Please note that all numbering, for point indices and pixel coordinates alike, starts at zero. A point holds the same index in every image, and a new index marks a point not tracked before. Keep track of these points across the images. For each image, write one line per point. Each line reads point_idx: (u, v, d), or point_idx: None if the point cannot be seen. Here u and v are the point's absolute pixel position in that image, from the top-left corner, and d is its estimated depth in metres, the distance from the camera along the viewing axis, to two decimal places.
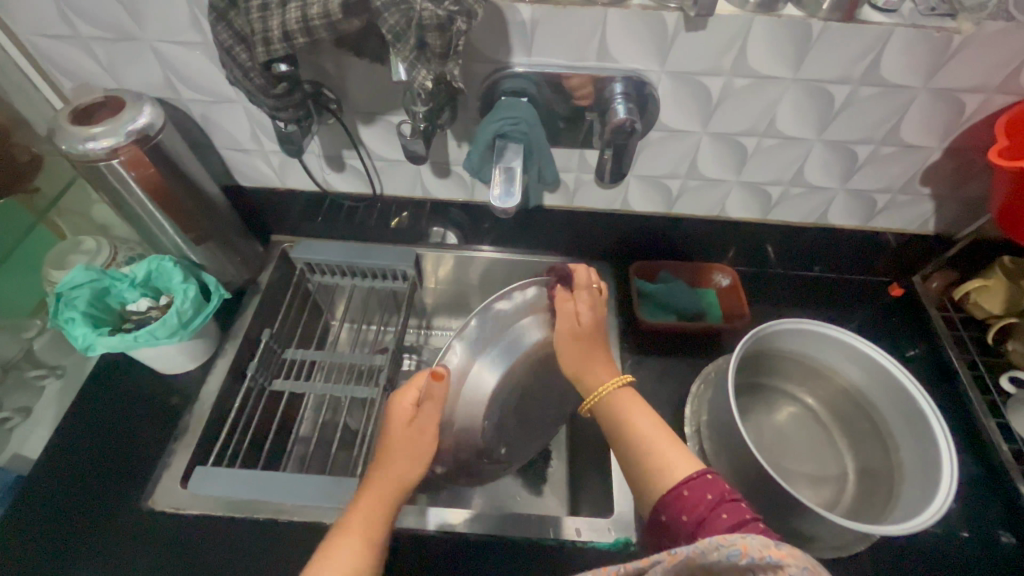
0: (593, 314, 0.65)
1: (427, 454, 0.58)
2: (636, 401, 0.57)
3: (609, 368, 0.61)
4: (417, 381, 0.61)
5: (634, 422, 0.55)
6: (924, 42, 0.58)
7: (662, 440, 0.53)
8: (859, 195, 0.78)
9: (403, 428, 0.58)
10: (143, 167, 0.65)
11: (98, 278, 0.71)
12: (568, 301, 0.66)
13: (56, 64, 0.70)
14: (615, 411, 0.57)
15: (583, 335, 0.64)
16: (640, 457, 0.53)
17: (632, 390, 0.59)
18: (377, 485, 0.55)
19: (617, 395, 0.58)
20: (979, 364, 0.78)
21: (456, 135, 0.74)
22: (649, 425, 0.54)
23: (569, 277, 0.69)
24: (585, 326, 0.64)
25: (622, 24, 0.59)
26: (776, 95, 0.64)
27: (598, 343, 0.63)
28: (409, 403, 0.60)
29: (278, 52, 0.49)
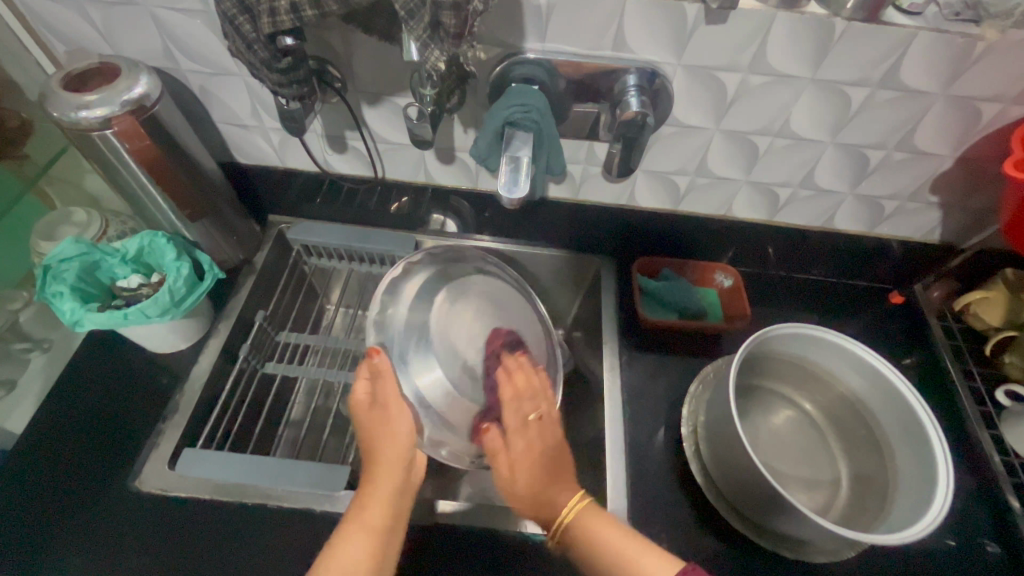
0: (546, 442, 0.59)
1: (401, 432, 0.59)
2: (608, 523, 0.52)
3: (570, 484, 0.57)
4: (362, 370, 0.61)
5: (604, 541, 0.51)
6: (947, 48, 0.57)
7: (630, 556, 0.49)
8: (867, 201, 0.78)
9: (366, 413, 0.60)
10: (138, 139, 0.62)
11: (87, 251, 0.69)
12: (514, 440, 0.59)
13: (49, 27, 0.67)
14: (579, 533, 0.52)
15: (551, 454, 0.58)
16: (612, 569, 0.49)
17: (596, 510, 0.54)
18: (376, 472, 0.56)
19: (585, 515, 0.53)
20: (975, 375, 0.78)
21: (463, 121, 0.72)
22: (615, 541, 0.50)
23: (523, 403, 0.62)
24: (545, 445, 0.58)
25: (640, 13, 0.57)
26: (792, 95, 0.63)
27: (560, 469, 0.58)
28: (363, 391, 0.60)
29: (286, 24, 0.47)
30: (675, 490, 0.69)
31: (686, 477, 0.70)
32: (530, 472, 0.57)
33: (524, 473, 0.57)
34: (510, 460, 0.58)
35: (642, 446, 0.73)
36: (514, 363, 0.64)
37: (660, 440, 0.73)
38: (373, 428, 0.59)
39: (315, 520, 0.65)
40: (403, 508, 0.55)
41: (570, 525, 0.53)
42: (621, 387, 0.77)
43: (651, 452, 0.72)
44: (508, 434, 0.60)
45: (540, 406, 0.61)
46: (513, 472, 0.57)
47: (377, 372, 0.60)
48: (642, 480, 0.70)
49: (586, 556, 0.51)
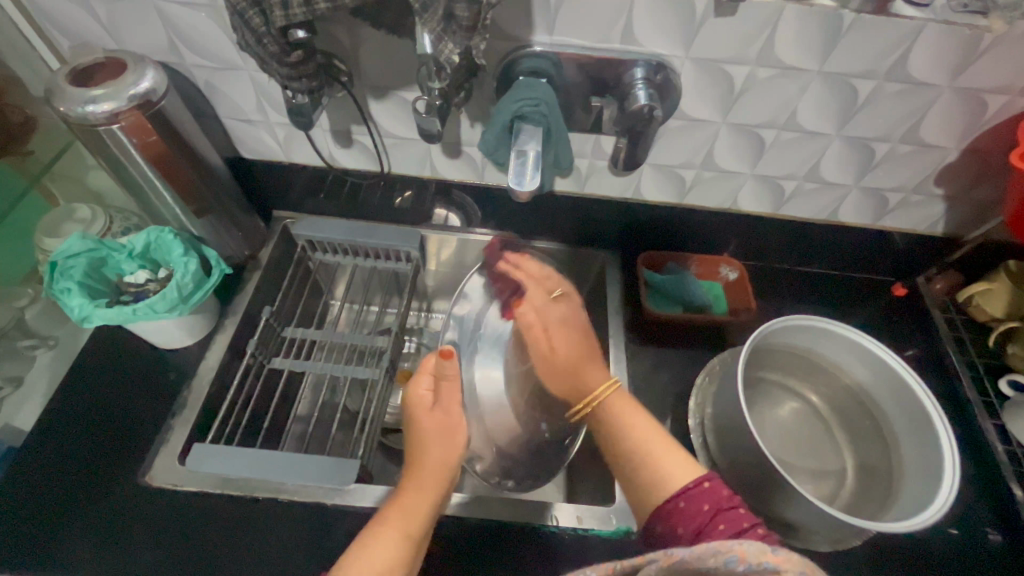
0: (574, 312, 0.71)
1: (456, 432, 0.60)
2: (631, 403, 0.60)
3: (599, 368, 0.66)
4: (430, 365, 0.62)
5: (633, 424, 0.58)
6: (955, 40, 0.57)
7: (659, 455, 0.54)
8: (872, 194, 0.78)
9: (427, 412, 0.60)
10: (145, 134, 0.62)
11: (95, 248, 0.69)
12: (552, 312, 0.72)
13: (54, 22, 0.66)
14: (613, 418, 0.59)
15: (580, 330, 0.70)
16: (635, 452, 0.56)
17: (626, 395, 0.61)
18: (419, 475, 0.57)
19: (614, 397, 0.61)
20: (979, 366, 0.79)
21: (470, 115, 0.72)
22: (643, 429, 0.57)
23: (545, 284, 0.75)
24: (578, 322, 0.71)
25: (650, 5, 0.57)
26: (800, 87, 0.63)
27: (581, 346, 0.68)
28: (425, 389, 0.62)
29: (297, 18, 0.47)
30: None
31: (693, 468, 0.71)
32: (571, 341, 0.68)
33: (565, 346, 0.68)
34: (546, 326, 0.71)
35: None
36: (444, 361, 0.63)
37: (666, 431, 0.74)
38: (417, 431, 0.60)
39: (325, 513, 0.66)
40: (433, 517, 0.55)
41: (602, 407, 0.61)
42: (627, 379, 0.78)
43: None
44: (538, 306, 0.73)
45: (559, 284, 0.75)
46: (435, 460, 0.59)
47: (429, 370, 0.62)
48: None
49: (609, 427, 0.59)
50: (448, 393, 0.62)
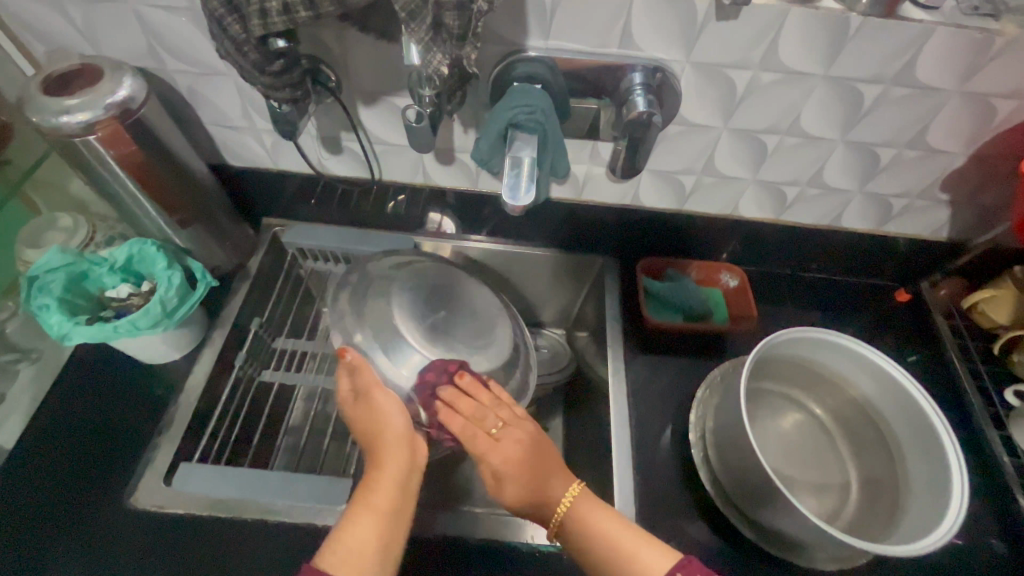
0: (526, 443, 0.58)
1: (392, 413, 0.57)
2: (601, 504, 0.55)
3: (562, 474, 0.58)
4: (340, 372, 0.60)
5: (598, 532, 0.53)
6: (965, 44, 0.55)
7: (631, 548, 0.51)
8: (876, 199, 0.76)
9: (353, 407, 0.59)
10: (124, 145, 0.60)
11: (74, 261, 0.66)
12: (497, 428, 0.58)
13: (28, 27, 0.64)
14: (581, 533, 0.53)
15: (531, 448, 0.58)
16: (608, 564, 0.51)
17: (591, 497, 0.56)
18: (376, 457, 0.55)
19: (579, 505, 0.55)
20: (983, 375, 0.77)
21: (463, 121, 0.69)
22: (611, 528, 0.53)
23: (484, 416, 0.58)
24: (530, 446, 0.57)
25: (649, 9, 0.55)
26: (804, 92, 0.61)
27: (544, 460, 0.58)
28: (346, 388, 0.60)
29: (277, 26, 0.45)
30: (682, 496, 0.68)
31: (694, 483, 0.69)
32: (526, 469, 0.57)
33: (513, 481, 0.56)
34: (493, 471, 0.57)
35: (649, 450, 0.72)
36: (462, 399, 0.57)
37: (667, 444, 0.72)
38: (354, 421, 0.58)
39: (316, 533, 0.64)
40: (407, 489, 0.55)
41: (569, 517, 0.54)
42: (627, 391, 0.76)
43: (658, 457, 0.71)
44: (478, 451, 0.57)
45: (495, 415, 0.58)
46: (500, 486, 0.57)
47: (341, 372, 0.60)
48: (648, 485, 0.69)
49: (581, 545, 0.53)
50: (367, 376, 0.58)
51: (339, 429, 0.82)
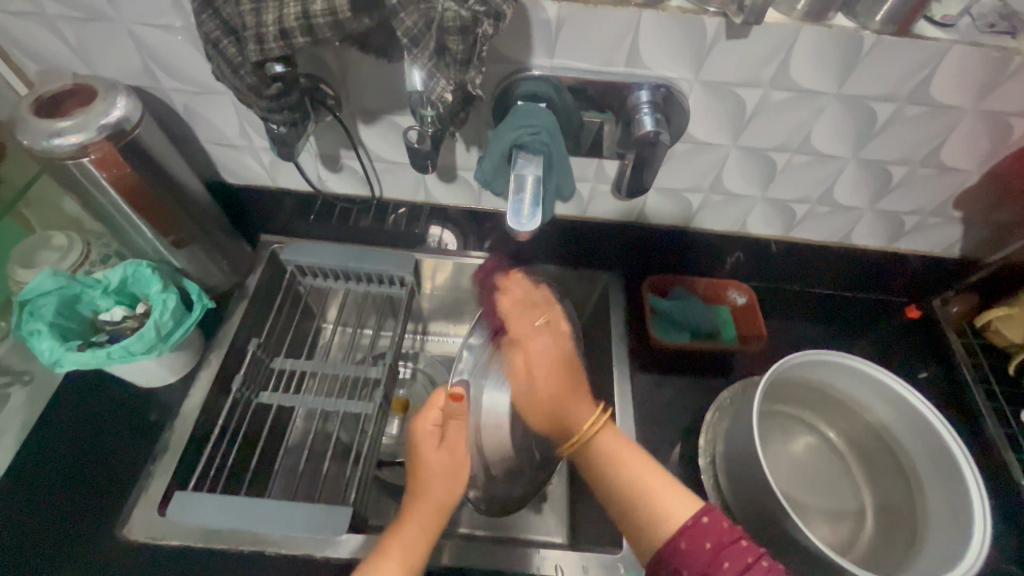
0: (562, 341, 0.69)
1: (461, 471, 0.57)
2: (625, 441, 0.58)
3: (586, 402, 0.64)
4: (438, 402, 0.59)
5: (622, 464, 0.56)
6: (981, 62, 0.53)
7: (650, 489, 0.52)
8: (888, 217, 0.74)
9: (433, 449, 0.57)
10: (117, 166, 0.58)
11: (66, 284, 0.65)
12: (536, 341, 0.70)
13: (19, 46, 0.62)
14: (606, 460, 0.57)
15: (563, 362, 0.67)
16: (630, 491, 0.53)
17: (615, 430, 0.59)
18: (425, 501, 0.54)
19: (607, 441, 0.58)
20: (999, 396, 0.75)
21: (465, 139, 0.68)
22: (637, 474, 0.54)
23: (530, 313, 0.73)
24: (560, 352, 0.68)
25: (657, 28, 0.53)
26: (815, 110, 0.60)
27: (567, 372, 0.66)
28: (431, 423, 0.58)
29: (274, 51, 0.43)
30: None
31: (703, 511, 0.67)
32: (548, 375, 0.66)
33: (541, 378, 0.66)
34: (529, 357, 0.69)
35: None
36: (520, 288, 0.75)
37: (675, 469, 0.70)
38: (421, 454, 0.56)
39: (316, 563, 0.62)
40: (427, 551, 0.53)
41: (591, 443, 0.59)
42: (634, 413, 0.74)
43: None
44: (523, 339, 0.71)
45: (541, 313, 0.72)
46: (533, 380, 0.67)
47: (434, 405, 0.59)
48: None
49: (599, 467, 0.57)
50: (458, 427, 0.59)
51: (340, 451, 0.81)
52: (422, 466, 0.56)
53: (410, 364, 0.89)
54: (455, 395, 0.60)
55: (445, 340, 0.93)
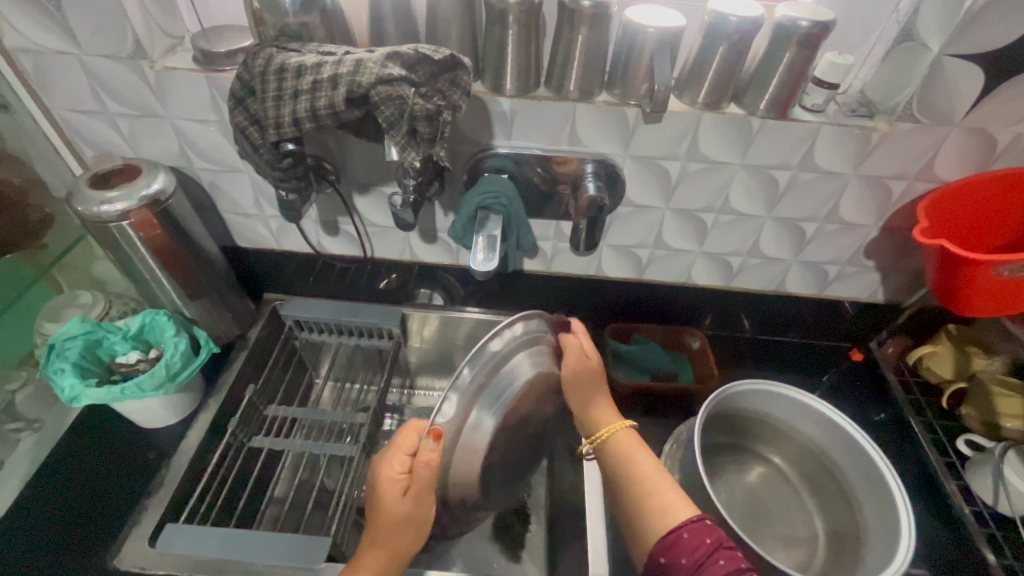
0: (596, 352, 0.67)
1: (422, 520, 0.55)
2: (640, 443, 0.61)
3: (612, 409, 0.65)
4: (406, 444, 0.56)
5: (635, 461, 0.59)
6: (848, 138, 0.67)
7: (660, 486, 0.56)
8: (812, 267, 0.86)
9: (396, 498, 0.54)
10: (151, 229, 0.70)
11: (92, 330, 0.74)
12: (571, 340, 0.66)
13: (81, 136, 0.77)
14: (620, 454, 0.60)
15: (598, 371, 0.65)
16: (627, 481, 0.58)
17: (633, 431, 0.63)
18: (380, 539, 0.55)
19: (622, 434, 0.62)
20: (937, 428, 0.80)
21: (443, 206, 0.81)
22: (650, 473, 0.57)
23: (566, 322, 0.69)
24: (595, 363, 0.66)
25: (589, 117, 0.68)
26: (727, 178, 0.73)
27: (601, 381, 0.66)
28: (397, 471, 0.55)
29: (288, 134, 0.56)
30: None
31: None
32: (580, 382, 0.65)
33: (573, 366, 0.65)
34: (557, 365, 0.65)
35: None
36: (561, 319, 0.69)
37: None
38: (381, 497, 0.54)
39: None
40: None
41: (611, 438, 0.61)
42: None
43: None
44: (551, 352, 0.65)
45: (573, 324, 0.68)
46: (563, 361, 0.65)
47: (409, 448, 0.56)
48: None
49: (616, 464, 0.60)
50: (425, 480, 0.54)
51: (323, 497, 0.84)
52: (378, 508, 0.55)
53: (396, 416, 0.94)
54: (434, 437, 0.54)
55: (430, 394, 0.99)
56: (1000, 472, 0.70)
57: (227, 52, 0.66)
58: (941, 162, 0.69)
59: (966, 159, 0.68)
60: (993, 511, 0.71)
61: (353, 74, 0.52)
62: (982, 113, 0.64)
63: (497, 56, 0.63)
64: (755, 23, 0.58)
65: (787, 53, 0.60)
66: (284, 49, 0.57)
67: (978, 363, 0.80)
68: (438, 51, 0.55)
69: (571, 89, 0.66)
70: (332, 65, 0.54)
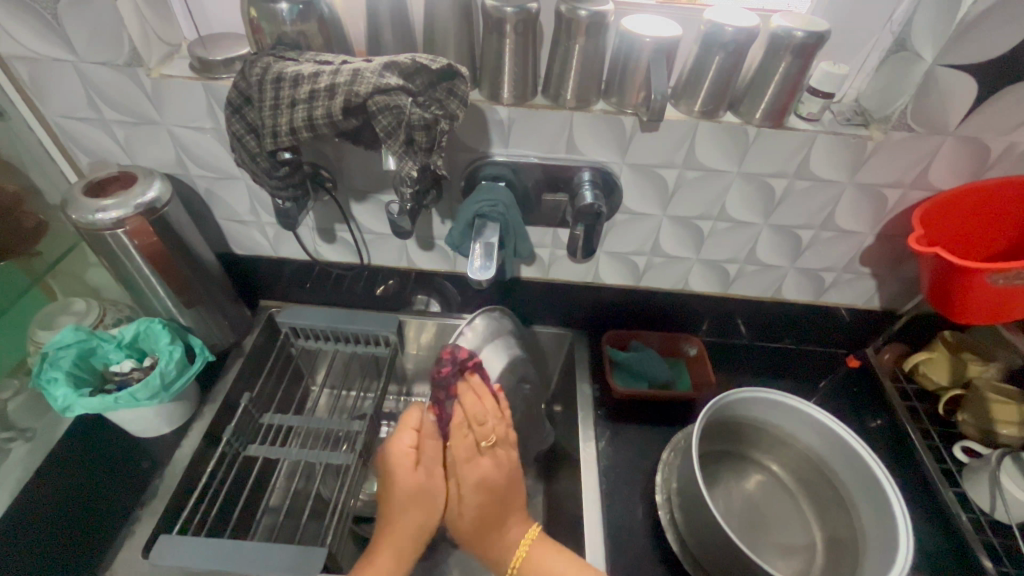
0: (506, 467, 0.62)
1: (439, 497, 0.61)
2: (556, 551, 0.60)
3: (521, 520, 0.63)
4: (412, 422, 0.64)
5: (556, 572, 0.58)
6: (844, 146, 0.67)
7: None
8: (808, 273, 0.86)
9: (410, 471, 0.60)
10: (146, 236, 0.69)
11: (86, 339, 0.73)
12: (477, 466, 0.61)
13: (77, 143, 0.76)
14: (540, 573, 0.58)
15: (498, 488, 0.61)
16: None
17: (544, 539, 0.61)
18: (398, 523, 0.59)
19: (536, 550, 0.60)
20: (933, 435, 0.81)
21: (440, 213, 0.81)
22: (571, 571, 0.58)
23: (474, 431, 0.63)
24: (501, 482, 0.61)
25: (586, 126, 0.68)
26: (723, 185, 0.73)
27: (512, 497, 0.62)
28: (408, 444, 0.62)
29: (285, 143, 0.56)
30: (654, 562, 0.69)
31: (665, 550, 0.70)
32: (481, 473, 0.61)
33: (474, 507, 0.60)
34: (460, 485, 0.61)
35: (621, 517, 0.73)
36: (473, 402, 0.65)
37: (639, 513, 0.73)
38: (396, 470, 0.60)
39: None
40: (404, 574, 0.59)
41: (525, 561, 0.59)
42: (599, 458, 0.79)
43: (631, 523, 0.73)
44: (455, 464, 0.62)
45: (491, 429, 0.63)
46: (462, 497, 0.61)
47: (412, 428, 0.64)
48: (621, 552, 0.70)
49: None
50: (431, 450, 0.64)
51: (319, 506, 0.83)
52: (393, 484, 0.60)
53: (392, 423, 0.94)
54: (433, 406, 0.67)
55: (427, 401, 0.99)
56: (996, 479, 0.70)
57: (224, 60, 0.66)
58: (935, 171, 0.69)
59: (960, 167, 0.69)
60: (990, 518, 0.71)
61: (350, 83, 0.52)
62: (976, 122, 0.64)
63: (494, 65, 0.63)
64: (750, 33, 0.59)
65: (782, 63, 0.61)
66: (281, 58, 0.57)
67: (973, 369, 0.80)
68: (436, 61, 0.55)
69: (567, 98, 0.66)
70: (330, 75, 0.53)
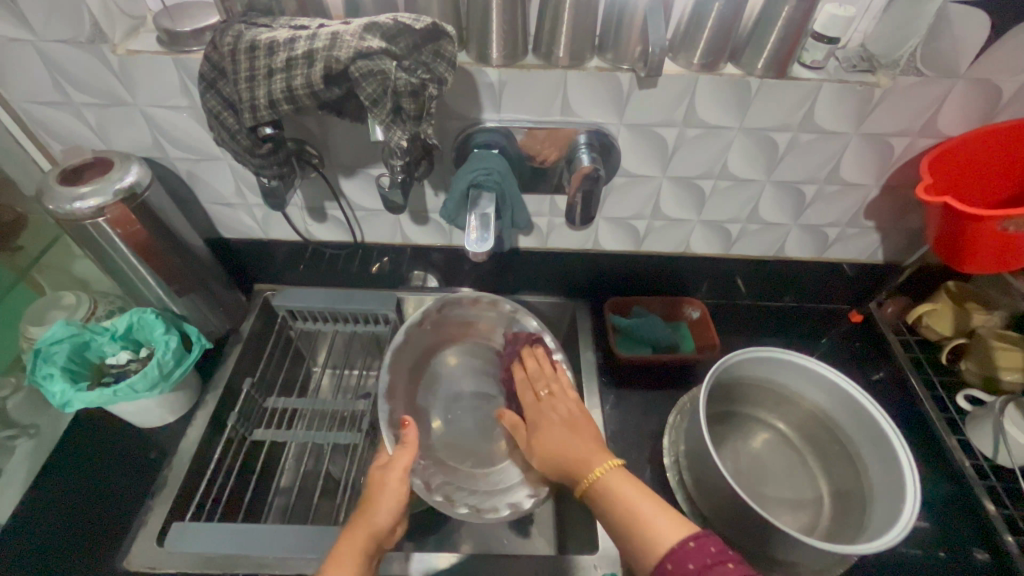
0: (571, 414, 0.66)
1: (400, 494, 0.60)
2: (630, 477, 0.55)
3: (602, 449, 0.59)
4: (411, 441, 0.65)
5: (625, 500, 0.52)
6: (849, 94, 0.65)
7: (649, 517, 0.50)
8: (811, 230, 0.84)
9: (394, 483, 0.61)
10: (129, 224, 0.67)
11: (78, 333, 0.72)
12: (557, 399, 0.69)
13: (47, 130, 0.73)
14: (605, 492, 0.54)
15: (576, 423, 0.65)
16: (624, 525, 0.51)
17: (624, 469, 0.56)
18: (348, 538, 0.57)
19: (610, 474, 0.55)
20: (937, 385, 0.81)
21: (433, 185, 0.78)
22: (641, 502, 0.51)
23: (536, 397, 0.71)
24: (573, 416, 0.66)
25: (581, 84, 0.65)
26: (724, 143, 0.71)
27: (581, 428, 0.63)
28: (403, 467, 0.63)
29: (265, 117, 0.53)
30: None
31: (674, 509, 0.70)
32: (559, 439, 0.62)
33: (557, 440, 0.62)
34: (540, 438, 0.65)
35: None
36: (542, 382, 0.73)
37: (648, 476, 0.74)
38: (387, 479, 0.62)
39: None
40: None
41: (599, 481, 0.55)
42: (606, 425, 0.79)
43: None
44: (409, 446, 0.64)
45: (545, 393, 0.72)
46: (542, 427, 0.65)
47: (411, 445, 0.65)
48: None
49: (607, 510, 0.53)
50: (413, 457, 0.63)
51: (330, 485, 0.83)
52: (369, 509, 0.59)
53: None
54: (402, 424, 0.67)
55: None
56: (1000, 426, 0.70)
57: (193, 32, 0.62)
58: (944, 117, 0.67)
59: (970, 112, 0.66)
60: (993, 464, 0.72)
61: (329, 49, 0.49)
62: (986, 62, 0.62)
63: (481, 25, 0.59)
64: None
65: (786, 7, 0.57)
66: (254, 25, 0.54)
67: (978, 318, 0.80)
68: (420, 20, 0.52)
69: (560, 55, 0.62)
70: (307, 40, 0.50)
